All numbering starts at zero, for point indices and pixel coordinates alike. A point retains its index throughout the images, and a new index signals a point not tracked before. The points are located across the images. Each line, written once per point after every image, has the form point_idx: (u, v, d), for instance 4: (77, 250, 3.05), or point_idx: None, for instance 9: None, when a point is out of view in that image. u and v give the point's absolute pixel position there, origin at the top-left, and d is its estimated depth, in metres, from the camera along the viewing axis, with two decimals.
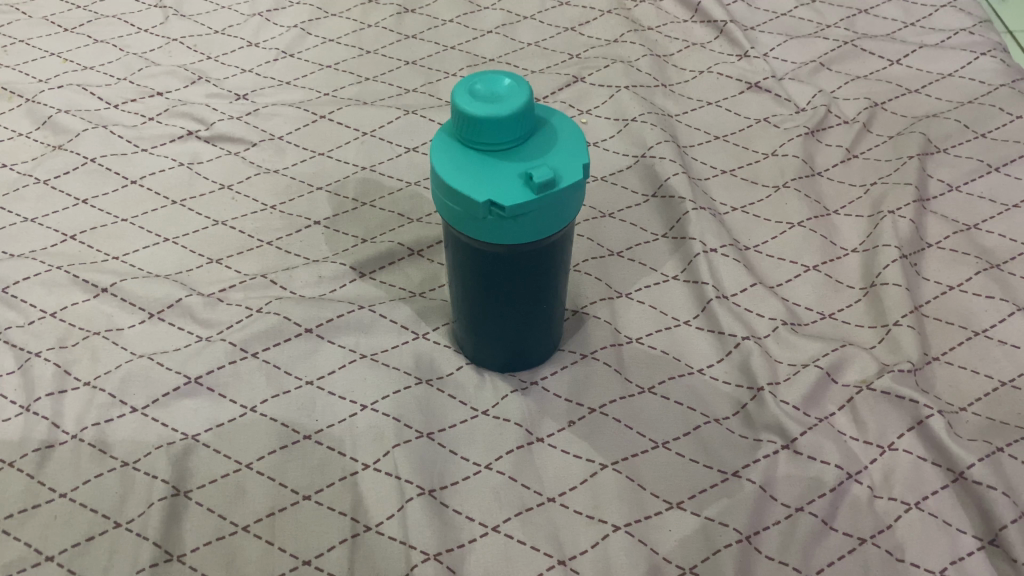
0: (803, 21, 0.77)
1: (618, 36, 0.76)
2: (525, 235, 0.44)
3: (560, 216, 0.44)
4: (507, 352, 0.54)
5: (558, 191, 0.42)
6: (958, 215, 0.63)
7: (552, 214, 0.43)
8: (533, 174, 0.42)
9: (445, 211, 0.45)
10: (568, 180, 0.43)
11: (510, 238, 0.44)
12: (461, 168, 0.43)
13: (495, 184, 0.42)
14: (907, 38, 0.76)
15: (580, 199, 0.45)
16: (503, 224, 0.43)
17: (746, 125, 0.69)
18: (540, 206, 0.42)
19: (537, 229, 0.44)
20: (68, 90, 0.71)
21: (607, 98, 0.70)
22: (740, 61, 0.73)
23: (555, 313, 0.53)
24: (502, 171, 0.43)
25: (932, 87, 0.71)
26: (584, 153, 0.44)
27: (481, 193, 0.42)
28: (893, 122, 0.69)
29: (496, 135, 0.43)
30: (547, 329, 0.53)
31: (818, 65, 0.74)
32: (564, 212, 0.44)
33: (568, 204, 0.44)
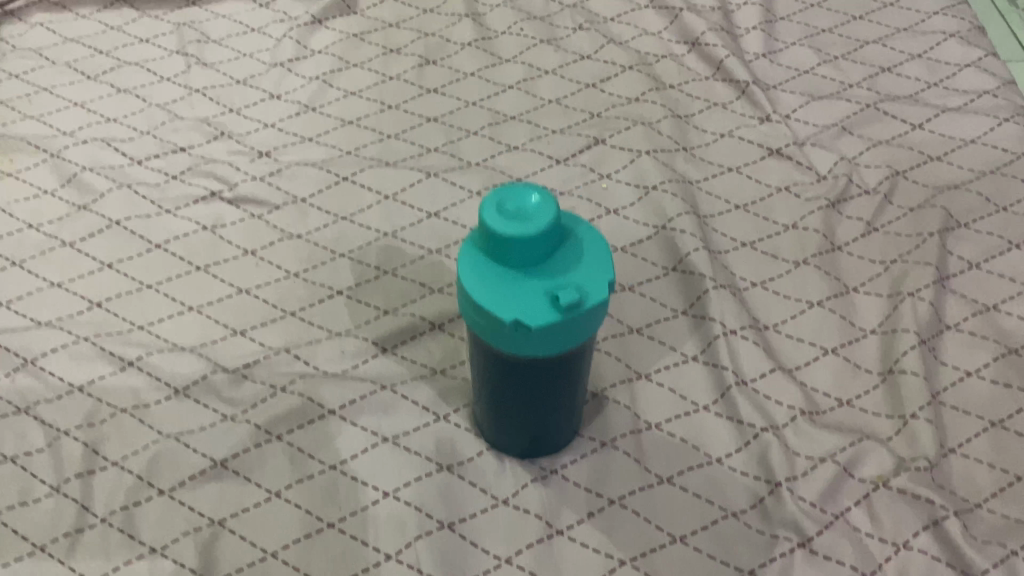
0: (826, 79, 0.77)
1: (639, 94, 0.75)
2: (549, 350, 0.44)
3: (584, 332, 0.44)
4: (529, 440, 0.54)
5: (585, 311, 0.43)
6: (977, 294, 0.63)
7: (577, 332, 0.44)
8: (559, 296, 0.42)
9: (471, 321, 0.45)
10: (594, 300, 0.43)
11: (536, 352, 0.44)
12: (486, 285, 0.43)
13: (521, 303, 0.43)
14: (931, 99, 0.75)
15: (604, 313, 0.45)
16: (528, 342, 0.43)
17: (767, 193, 0.69)
18: (564, 326, 0.43)
19: (561, 345, 0.44)
20: (93, 146, 0.72)
21: (628, 163, 0.71)
22: (763, 125, 0.73)
23: (576, 403, 0.53)
24: (528, 288, 0.43)
25: (954, 154, 0.71)
26: (610, 270, 0.44)
27: (508, 312, 0.42)
28: (914, 192, 0.69)
29: (524, 254, 0.43)
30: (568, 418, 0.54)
31: (840, 129, 0.73)
32: (588, 329, 0.44)
33: (591, 323, 0.44)
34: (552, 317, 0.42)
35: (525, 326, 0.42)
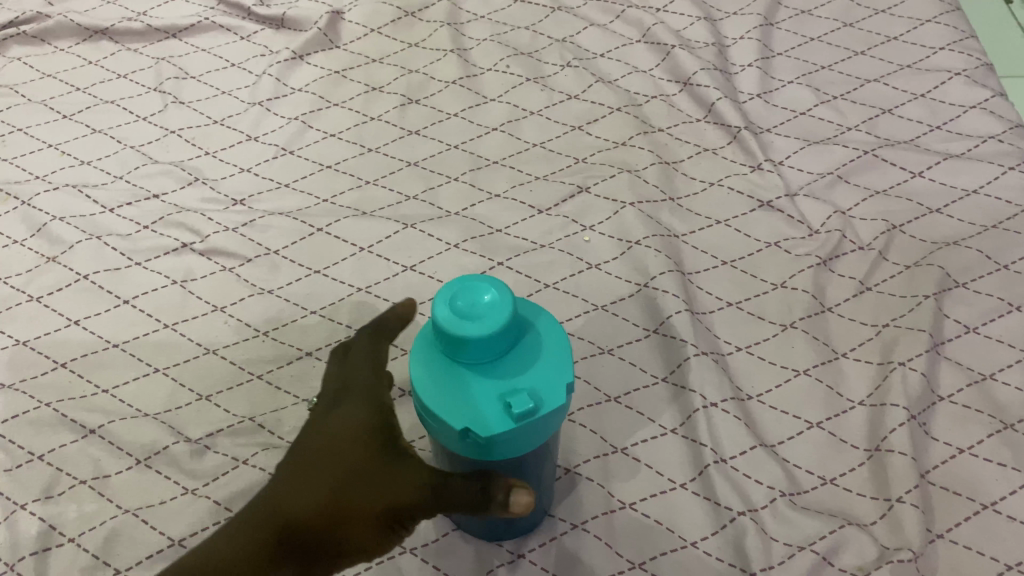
0: (822, 121, 0.75)
1: (626, 138, 0.74)
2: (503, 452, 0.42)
3: (540, 435, 0.42)
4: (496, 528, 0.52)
5: (539, 418, 0.41)
6: (973, 362, 0.60)
7: (531, 434, 0.41)
8: (511, 402, 0.40)
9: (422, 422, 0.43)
10: (550, 405, 0.41)
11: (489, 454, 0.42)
12: (438, 387, 0.41)
13: (472, 409, 0.40)
14: (931, 145, 0.72)
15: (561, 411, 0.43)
16: (482, 446, 0.41)
17: (755, 249, 0.66)
18: (517, 433, 0.41)
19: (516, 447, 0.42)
20: (64, 193, 0.70)
21: (611, 214, 0.68)
22: (753, 173, 0.71)
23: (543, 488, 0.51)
24: (480, 390, 0.41)
25: (954, 206, 0.68)
26: (569, 371, 0.42)
27: (458, 419, 0.40)
28: (910, 248, 0.66)
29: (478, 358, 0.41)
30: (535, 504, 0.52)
31: (834, 177, 0.71)
32: (545, 432, 0.42)
33: (547, 425, 0.42)
34: (506, 425, 0.40)
35: (477, 434, 0.40)
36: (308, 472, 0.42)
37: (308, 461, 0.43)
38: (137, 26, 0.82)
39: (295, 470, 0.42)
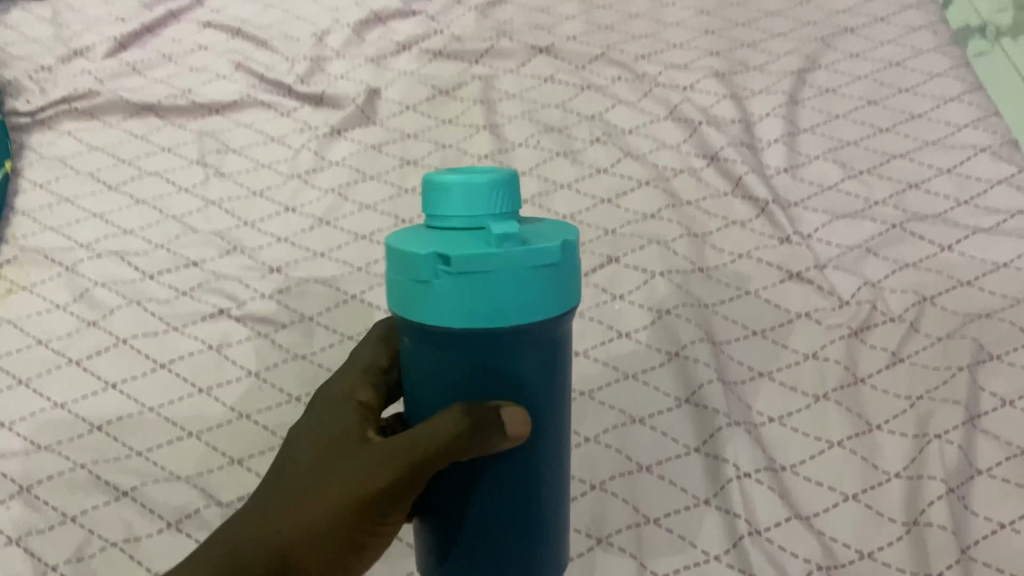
0: (850, 196, 0.75)
1: (655, 210, 0.75)
2: (495, 370, 0.42)
3: (524, 304, 0.39)
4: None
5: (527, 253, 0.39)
6: (1012, 435, 0.58)
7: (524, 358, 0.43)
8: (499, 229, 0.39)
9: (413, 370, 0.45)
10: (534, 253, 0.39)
11: (479, 367, 0.42)
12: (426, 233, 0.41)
13: (456, 239, 0.39)
14: (960, 219, 0.73)
15: (557, 372, 0.45)
16: (460, 300, 0.39)
17: (786, 319, 0.67)
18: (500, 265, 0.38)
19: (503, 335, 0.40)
20: (107, 260, 0.73)
21: (642, 284, 0.69)
22: (782, 246, 0.72)
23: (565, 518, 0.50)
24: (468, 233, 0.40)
25: (985, 279, 0.68)
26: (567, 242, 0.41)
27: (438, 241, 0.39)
28: (942, 320, 0.65)
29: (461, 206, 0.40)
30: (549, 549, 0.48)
31: (863, 251, 0.71)
32: (531, 296, 0.39)
33: (533, 291, 0.39)
34: (476, 264, 0.38)
35: (442, 274, 0.38)
36: (284, 481, 0.48)
37: (284, 473, 0.48)
38: (182, 103, 0.86)
39: (282, 470, 0.48)
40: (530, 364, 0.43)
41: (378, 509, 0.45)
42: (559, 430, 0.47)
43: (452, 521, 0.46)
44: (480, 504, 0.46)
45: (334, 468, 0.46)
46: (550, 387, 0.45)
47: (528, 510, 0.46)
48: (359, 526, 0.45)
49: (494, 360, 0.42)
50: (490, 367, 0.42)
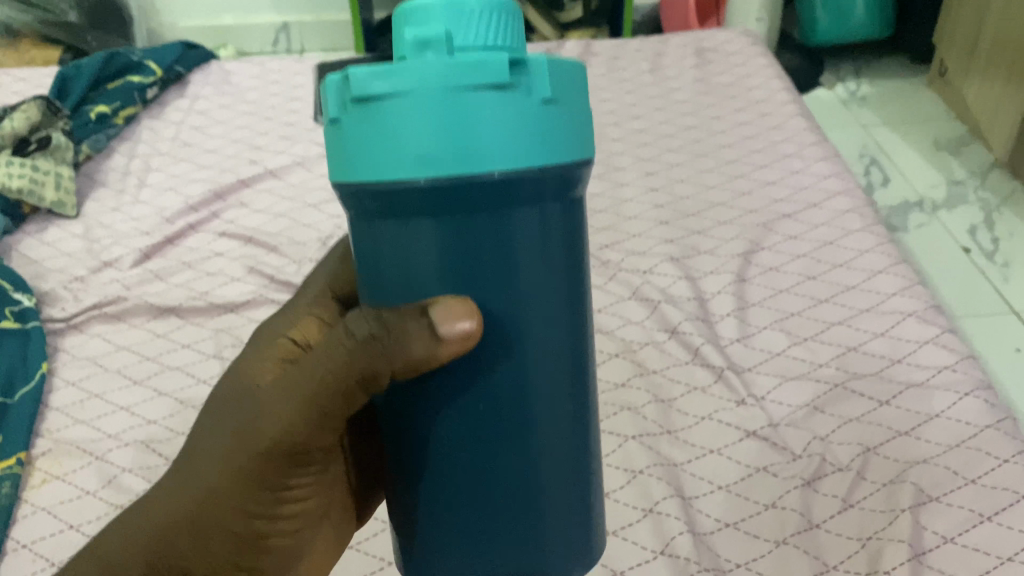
0: (796, 360, 0.85)
1: (625, 379, 0.84)
2: (469, 241, 0.38)
3: (491, 125, 0.36)
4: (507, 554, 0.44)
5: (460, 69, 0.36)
6: (957, 568, 0.64)
7: (491, 223, 0.38)
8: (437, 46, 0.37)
9: (374, 254, 0.40)
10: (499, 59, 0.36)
11: (447, 245, 0.38)
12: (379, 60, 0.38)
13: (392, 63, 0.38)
14: (896, 376, 0.81)
15: (550, 245, 0.40)
16: (413, 127, 0.36)
17: (746, 473, 0.74)
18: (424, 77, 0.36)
19: (479, 211, 0.37)
20: (133, 448, 0.81)
21: (616, 447, 0.77)
22: (738, 406, 0.80)
23: (579, 459, 0.45)
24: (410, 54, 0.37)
25: (921, 428, 0.76)
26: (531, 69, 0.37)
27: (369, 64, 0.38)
28: (886, 467, 0.73)
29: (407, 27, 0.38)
30: (552, 491, 0.44)
31: (811, 408, 0.80)
32: (499, 116, 0.36)
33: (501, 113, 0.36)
34: (395, 81, 0.36)
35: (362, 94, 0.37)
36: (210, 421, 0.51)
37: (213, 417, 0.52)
38: (201, 304, 0.97)
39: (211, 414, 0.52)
40: (511, 236, 0.38)
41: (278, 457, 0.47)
42: (559, 343, 0.42)
43: (440, 467, 0.42)
44: (467, 445, 0.42)
45: (240, 413, 0.49)
46: (534, 270, 0.40)
47: (517, 446, 0.42)
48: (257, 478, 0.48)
49: (466, 234, 0.38)
50: (460, 244, 0.38)
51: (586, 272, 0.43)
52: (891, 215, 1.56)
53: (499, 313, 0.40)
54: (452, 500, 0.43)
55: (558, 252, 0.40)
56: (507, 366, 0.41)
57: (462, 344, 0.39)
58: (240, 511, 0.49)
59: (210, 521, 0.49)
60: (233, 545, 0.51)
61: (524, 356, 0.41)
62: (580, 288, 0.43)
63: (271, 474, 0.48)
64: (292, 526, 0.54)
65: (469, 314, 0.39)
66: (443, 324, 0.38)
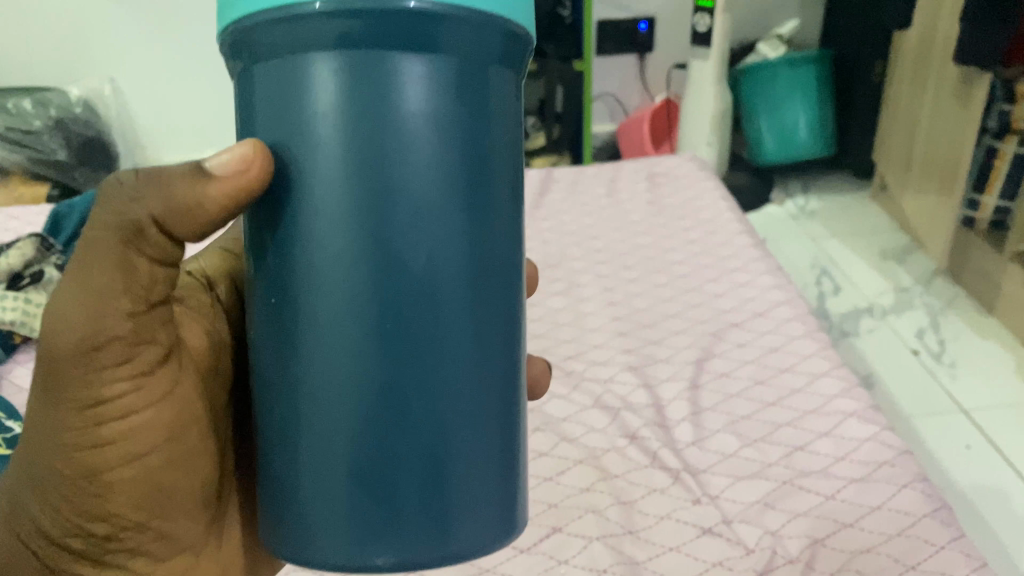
0: (748, 460, 0.91)
1: (589, 484, 0.89)
2: (373, 82, 0.39)
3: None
4: (414, 485, 0.42)
5: None
6: None
7: (394, 94, 0.39)
8: None
9: (278, 123, 0.41)
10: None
11: (353, 114, 0.39)
12: None
13: None
14: (840, 471, 0.87)
15: (440, 93, 0.40)
16: None
17: (703, 568, 0.79)
18: None
19: (381, 65, 0.39)
20: None
21: (581, 548, 0.82)
22: (694, 505, 0.86)
23: (489, 342, 0.43)
24: None
25: (864, 519, 0.81)
26: None
27: None
28: (833, 557, 0.78)
29: None
30: (469, 391, 0.42)
31: (762, 504, 0.85)
32: None
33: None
34: None
35: None
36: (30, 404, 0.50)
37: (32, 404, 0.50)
38: None
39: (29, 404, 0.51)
40: (412, 107, 0.39)
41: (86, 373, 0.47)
42: (464, 243, 0.41)
43: (350, 354, 0.41)
44: (370, 345, 0.41)
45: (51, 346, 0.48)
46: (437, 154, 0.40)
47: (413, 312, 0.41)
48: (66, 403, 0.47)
49: (367, 94, 0.39)
50: (365, 115, 0.39)
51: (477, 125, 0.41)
52: (843, 321, 1.65)
53: (401, 187, 0.40)
54: (353, 417, 0.41)
55: (469, 134, 0.41)
56: (412, 257, 0.40)
57: (237, 162, 0.41)
58: (61, 447, 0.48)
59: (41, 464, 0.48)
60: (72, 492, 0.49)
61: (429, 245, 0.40)
62: (500, 193, 0.43)
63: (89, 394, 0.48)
64: (138, 471, 0.50)
65: (249, 156, 0.41)
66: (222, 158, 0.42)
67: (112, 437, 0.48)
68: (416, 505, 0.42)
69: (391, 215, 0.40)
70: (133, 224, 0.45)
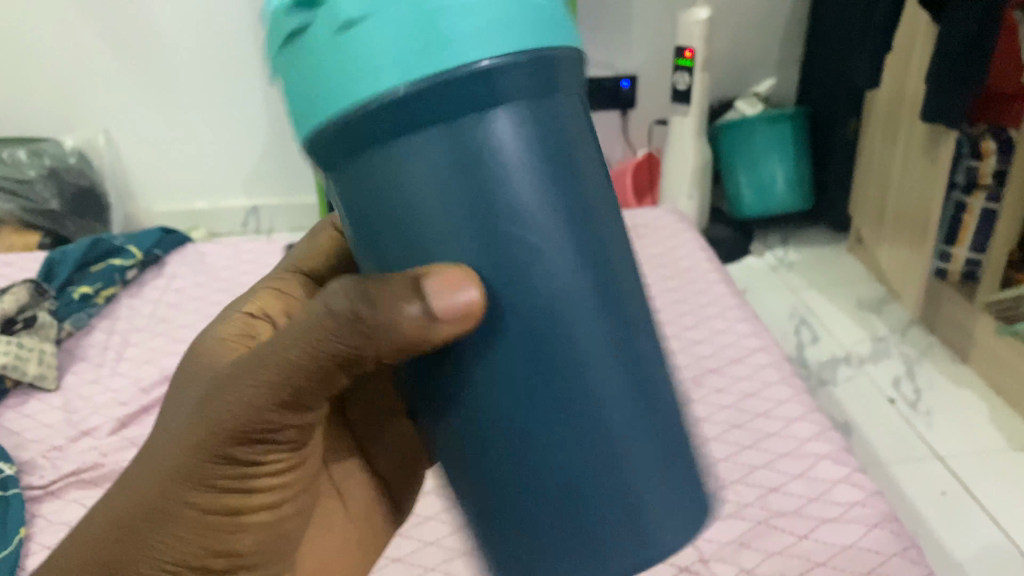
0: (725, 501, 0.93)
1: None
2: (459, 151, 0.40)
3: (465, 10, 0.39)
4: (556, 506, 0.45)
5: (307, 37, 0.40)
6: None
7: (485, 154, 0.40)
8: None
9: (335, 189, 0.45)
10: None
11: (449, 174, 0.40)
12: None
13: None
14: (813, 512, 0.90)
15: (529, 155, 0.41)
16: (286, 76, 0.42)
17: None
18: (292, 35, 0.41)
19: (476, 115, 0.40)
20: None
21: None
22: (672, 545, 0.88)
23: (616, 373, 0.45)
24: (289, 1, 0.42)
25: (835, 558, 0.84)
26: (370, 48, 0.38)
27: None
28: None
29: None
30: (608, 418, 0.45)
31: (738, 544, 0.87)
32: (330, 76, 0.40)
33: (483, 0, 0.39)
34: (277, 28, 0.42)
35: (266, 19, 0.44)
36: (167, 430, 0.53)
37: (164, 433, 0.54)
38: None
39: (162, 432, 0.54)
40: (501, 151, 0.40)
41: (234, 436, 0.50)
42: (590, 291, 0.43)
43: (499, 396, 0.44)
44: (511, 385, 0.44)
45: (204, 398, 0.51)
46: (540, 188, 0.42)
47: (560, 347, 0.43)
48: (210, 455, 0.51)
49: (451, 157, 0.40)
50: (462, 179, 0.40)
51: (573, 180, 0.43)
52: (821, 369, 1.68)
53: (520, 231, 0.41)
54: (502, 440, 0.45)
55: (560, 179, 0.42)
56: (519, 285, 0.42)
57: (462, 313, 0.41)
58: (206, 488, 0.52)
59: (169, 506, 0.52)
60: (196, 530, 0.53)
61: (544, 274, 0.42)
62: (608, 233, 0.45)
63: (231, 454, 0.51)
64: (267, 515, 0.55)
65: (460, 282, 0.41)
66: (436, 293, 0.41)
67: (260, 489, 0.53)
68: (607, 499, 0.46)
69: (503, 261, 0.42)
70: (352, 324, 0.46)
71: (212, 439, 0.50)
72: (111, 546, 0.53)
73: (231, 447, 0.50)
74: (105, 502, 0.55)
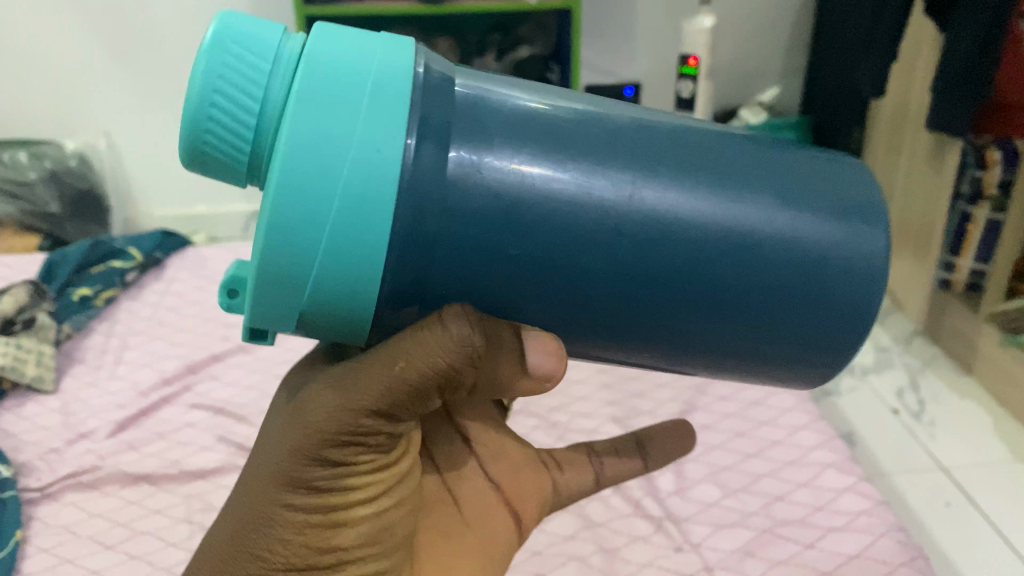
0: (729, 509, 0.92)
1: (572, 532, 0.90)
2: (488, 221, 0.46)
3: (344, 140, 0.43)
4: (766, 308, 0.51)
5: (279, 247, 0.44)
6: None
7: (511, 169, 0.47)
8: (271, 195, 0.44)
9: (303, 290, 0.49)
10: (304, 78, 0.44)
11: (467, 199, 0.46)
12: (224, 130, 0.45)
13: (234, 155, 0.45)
14: (819, 520, 0.89)
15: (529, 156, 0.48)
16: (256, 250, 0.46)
17: None
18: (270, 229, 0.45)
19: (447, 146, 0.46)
20: None
21: None
22: (676, 553, 0.87)
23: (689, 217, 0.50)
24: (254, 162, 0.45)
25: (842, 567, 0.83)
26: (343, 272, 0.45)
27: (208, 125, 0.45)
28: None
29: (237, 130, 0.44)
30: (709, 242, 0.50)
31: (743, 552, 0.86)
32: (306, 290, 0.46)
33: (338, 115, 0.43)
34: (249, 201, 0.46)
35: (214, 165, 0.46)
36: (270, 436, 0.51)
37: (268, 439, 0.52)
38: (174, 471, 1.02)
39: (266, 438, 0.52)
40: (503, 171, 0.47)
41: (335, 444, 0.47)
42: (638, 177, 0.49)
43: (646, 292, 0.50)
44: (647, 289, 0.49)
45: (306, 400, 0.49)
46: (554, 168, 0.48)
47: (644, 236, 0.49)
48: (310, 466, 0.48)
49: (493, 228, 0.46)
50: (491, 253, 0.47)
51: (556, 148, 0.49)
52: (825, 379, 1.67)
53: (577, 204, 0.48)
54: (674, 309, 0.51)
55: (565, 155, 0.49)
56: (602, 219, 0.48)
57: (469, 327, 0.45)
58: (307, 493, 0.49)
59: (267, 510, 0.49)
60: (301, 539, 0.49)
61: (598, 209, 0.48)
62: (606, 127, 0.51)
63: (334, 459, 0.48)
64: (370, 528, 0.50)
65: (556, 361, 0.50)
66: (535, 360, 0.50)
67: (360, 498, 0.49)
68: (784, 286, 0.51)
69: (553, 232, 0.47)
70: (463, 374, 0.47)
71: (308, 442, 0.47)
72: (221, 560, 0.50)
73: (336, 450, 0.47)
74: (221, 519, 0.53)
